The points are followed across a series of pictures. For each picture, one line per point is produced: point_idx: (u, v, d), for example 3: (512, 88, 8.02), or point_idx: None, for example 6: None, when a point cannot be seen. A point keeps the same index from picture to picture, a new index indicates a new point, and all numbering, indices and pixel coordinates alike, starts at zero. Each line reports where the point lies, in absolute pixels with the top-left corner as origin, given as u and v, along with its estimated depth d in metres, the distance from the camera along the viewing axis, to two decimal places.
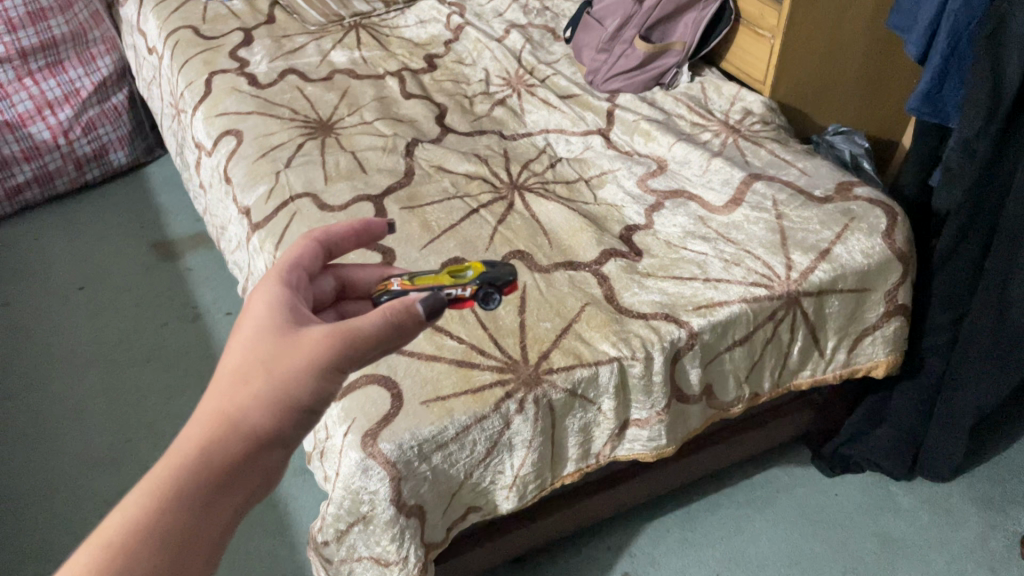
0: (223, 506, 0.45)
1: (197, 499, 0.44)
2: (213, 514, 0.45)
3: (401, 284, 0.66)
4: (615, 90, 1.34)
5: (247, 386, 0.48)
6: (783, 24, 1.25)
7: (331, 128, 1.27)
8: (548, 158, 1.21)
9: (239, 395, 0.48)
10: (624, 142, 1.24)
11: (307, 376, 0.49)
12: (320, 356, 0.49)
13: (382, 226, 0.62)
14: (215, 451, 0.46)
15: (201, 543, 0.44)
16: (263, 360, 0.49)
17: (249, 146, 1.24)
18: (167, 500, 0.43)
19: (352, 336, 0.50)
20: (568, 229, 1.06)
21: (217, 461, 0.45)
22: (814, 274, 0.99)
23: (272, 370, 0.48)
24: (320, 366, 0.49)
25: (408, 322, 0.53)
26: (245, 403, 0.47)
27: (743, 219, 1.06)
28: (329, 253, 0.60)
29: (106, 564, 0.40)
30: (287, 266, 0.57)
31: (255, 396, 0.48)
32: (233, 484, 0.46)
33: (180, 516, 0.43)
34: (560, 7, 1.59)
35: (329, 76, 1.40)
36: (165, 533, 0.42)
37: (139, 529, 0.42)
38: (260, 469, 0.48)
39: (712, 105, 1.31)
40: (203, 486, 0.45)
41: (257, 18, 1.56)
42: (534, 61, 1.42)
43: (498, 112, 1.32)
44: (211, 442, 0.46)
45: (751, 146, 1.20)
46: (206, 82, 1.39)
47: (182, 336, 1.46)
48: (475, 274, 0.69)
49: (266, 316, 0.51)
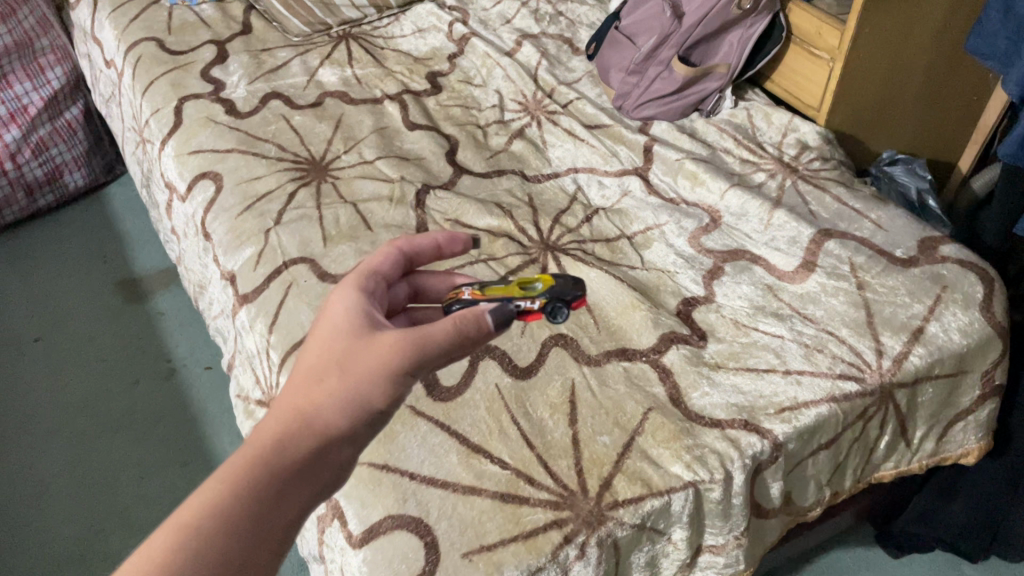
0: (294, 497, 0.48)
1: (270, 488, 0.47)
2: (285, 504, 0.47)
3: (472, 293, 0.66)
4: (648, 118, 1.18)
5: (322, 384, 0.52)
6: (845, 46, 1.09)
7: (325, 169, 1.09)
8: (581, 208, 1.04)
9: (314, 392, 0.51)
10: (665, 186, 1.07)
11: (379, 377, 0.52)
12: (392, 360, 0.52)
13: (464, 238, 0.66)
14: (290, 441, 0.49)
15: (268, 531, 0.46)
16: (337, 360, 0.52)
17: (230, 195, 1.06)
18: (244, 485, 0.46)
19: (423, 342, 0.53)
20: (617, 305, 0.90)
21: (290, 453, 0.49)
22: (910, 361, 0.84)
23: (348, 371, 0.52)
24: (391, 370, 0.52)
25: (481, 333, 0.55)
26: (319, 400, 0.51)
27: (819, 290, 0.91)
28: (411, 262, 0.65)
29: (183, 541, 0.43)
30: (366, 271, 0.61)
31: (331, 394, 0.51)
32: (305, 476, 0.49)
33: (256, 501, 0.46)
34: (575, 13, 1.41)
35: (319, 101, 1.22)
36: (237, 517, 0.45)
37: (216, 510, 0.45)
38: (330, 465, 0.50)
39: (761, 136, 1.15)
40: (277, 476, 0.48)
41: (231, 28, 1.37)
42: (553, 82, 1.25)
43: (517, 146, 1.15)
44: (287, 435, 0.49)
45: (815, 192, 1.04)
46: (175, 109, 1.20)
47: (155, 397, 1.28)
48: (543, 287, 0.66)
49: (342, 321, 0.55)
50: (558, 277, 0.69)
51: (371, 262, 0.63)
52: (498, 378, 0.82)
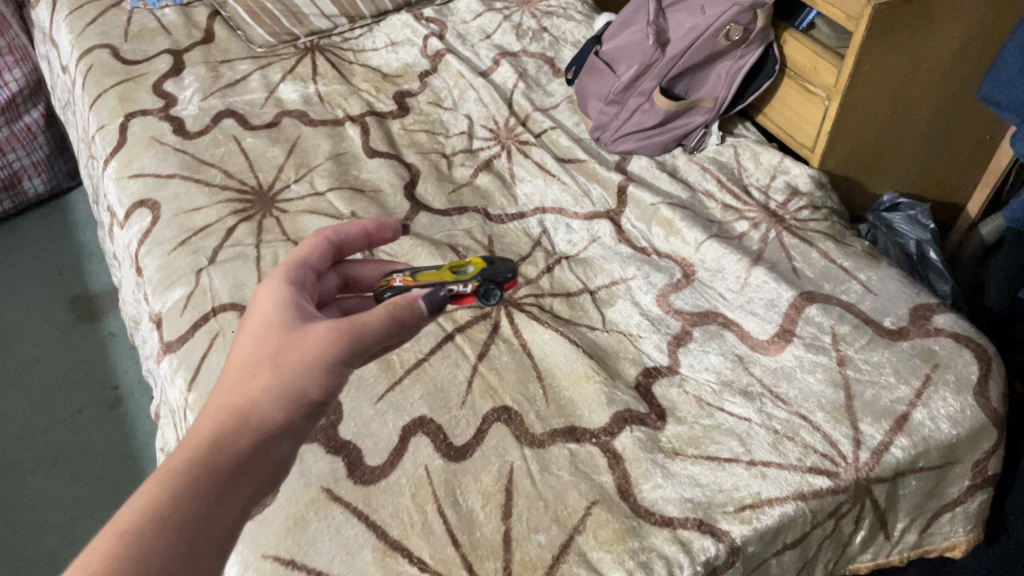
0: (235, 492, 0.49)
1: (210, 486, 0.48)
2: (228, 499, 0.48)
3: (402, 279, 0.64)
4: (628, 152, 1.10)
5: (256, 379, 0.53)
6: (841, 85, 0.99)
7: (272, 201, 1.01)
8: (542, 255, 0.95)
9: (248, 389, 0.52)
10: (637, 233, 0.98)
11: (314, 369, 0.53)
12: (326, 353, 0.53)
13: (393, 223, 0.68)
14: (227, 439, 0.50)
15: (212, 526, 0.47)
16: (270, 355, 0.53)
17: (166, 226, 0.98)
18: (181, 485, 0.47)
19: (355, 332, 0.54)
20: (570, 374, 0.81)
21: (228, 451, 0.50)
22: (891, 453, 0.76)
23: (281, 365, 0.53)
24: (325, 361, 0.53)
25: (413, 319, 0.57)
26: (254, 396, 0.52)
27: (795, 364, 0.82)
28: (340, 249, 0.66)
29: (123, 547, 0.43)
30: (295, 264, 0.62)
31: (265, 390, 0.52)
32: (245, 471, 0.50)
33: (196, 501, 0.47)
34: (560, 29, 1.32)
35: (275, 122, 1.14)
36: (178, 516, 0.46)
37: (154, 514, 0.45)
38: (269, 459, 0.51)
39: (748, 178, 1.06)
40: (215, 473, 0.48)
41: (192, 35, 1.28)
42: (528, 108, 1.17)
43: (482, 180, 1.07)
44: (223, 433, 0.50)
45: (802, 246, 0.95)
46: (121, 126, 1.12)
47: (97, 429, 1.21)
48: (476, 269, 0.64)
49: (273, 316, 0.56)
50: (490, 258, 0.67)
51: (297, 252, 0.63)
52: (428, 458, 0.74)
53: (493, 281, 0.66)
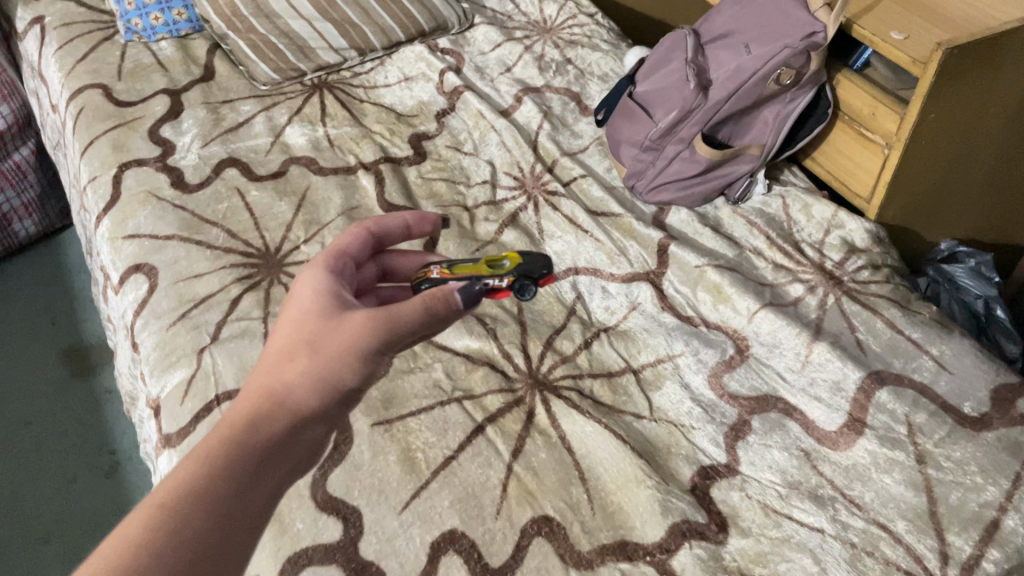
0: (270, 471, 0.49)
1: (247, 462, 0.48)
2: (264, 476, 0.49)
3: (440, 272, 0.64)
4: (665, 202, 1.01)
5: (294, 363, 0.53)
6: (903, 134, 0.90)
7: (280, 265, 0.93)
8: (578, 328, 0.86)
9: (285, 373, 0.53)
10: (682, 299, 0.89)
11: (349, 355, 0.53)
12: (361, 340, 0.54)
13: (431, 217, 0.72)
14: (266, 417, 0.51)
15: (251, 501, 0.47)
16: (307, 342, 0.54)
17: (164, 296, 0.89)
18: (219, 458, 0.47)
19: (390, 323, 0.55)
20: (617, 474, 0.72)
21: (265, 430, 0.50)
22: (982, 569, 0.66)
23: (318, 352, 0.54)
24: (360, 348, 0.54)
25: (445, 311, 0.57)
26: (291, 379, 0.53)
27: (868, 462, 0.74)
28: (381, 240, 0.69)
29: (161, 517, 0.44)
30: (336, 255, 0.64)
31: (302, 374, 0.53)
32: (281, 450, 0.50)
33: (234, 475, 0.47)
34: (586, 60, 1.23)
35: (282, 171, 1.05)
36: (215, 487, 0.46)
37: (191, 487, 0.46)
38: (304, 442, 0.52)
39: (799, 232, 0.97)
40: (255, 449, 0.49)
41: (191, 72, 1.19)
42: (555, 152, 1.08)
43: (509, 236, 0.98)
44: (260, 413, 0.51)
45: (865, 314, 0.86)
46: (114, 179, 1.03)
47: (92, 500, 1.12)
48: (512, 265, 0.64)
49: (312, 305, 0.56)
50: (527, 255, 0.67)
51: (338, 243, 0.65)
52: None
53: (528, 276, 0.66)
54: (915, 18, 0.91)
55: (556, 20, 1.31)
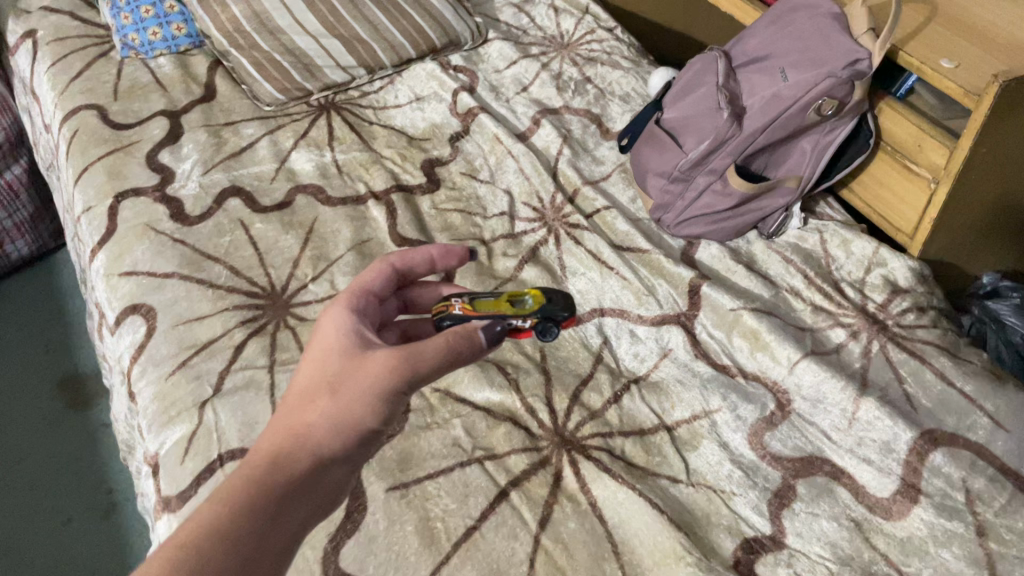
0: (289, 513, 0.51)
1: (266, 507, 0.50)
2: (283, 520, 0.50)
3: (461, 307, 0.63)
4: (695, 236, 0.96)
5: (315, 404, 0.54)
6: (953, 169, 0.84)
7: (286, 306, 0.87)
8: (607, 378, 0.80)
9: (307, 413, 0.54)
10: (716, 346, 0.84)
11: (371, 398, 0.54)
12: (383, 382, 0.54)
13: (459, 252, 0.68)
14: (287, 460, 0.52)
15: (268, 546, 0.49)
16: (329, 381, 0.55)
17: (162, 341, 0.84)
18: (238, 503, 0.49)
19: (413, 361, 0.54)
20: (654, 548, 0.67)
21: (284, 472, 0.52)
22: None
23: (340, 392, 0.54)
24: (382, 390, 0.54)
25: (468, 350, 0.56)
26: (312, 420, 0.54)
27: (925, 535, 0.68)
28: (404, 276, 0.67)
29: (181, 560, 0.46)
30: (357, 294, 0.63)
31: (323, 414, 0.54)
32: (300, 493, 0.52)
33: (253, 519, 0.49)
34: (606, 78, 1.17)
35: (288, 201, 0.99)
36: (234, 531, 0.48)
37: (210, 530, 0.47)
38: (323, 484, 0.53)
39: (838, 270, 0.91)
40: (274, 493, 0.50)
41: (191, 92, 1.13)
42: (577, 181, 1.02)
43: (529, 273, 0.92)
44: (281, 455, 0.52)
45: (913, 363, 0.81)
46: (110, 209, 0.97)
47: (88, 544, 1.06)
48: (536, 305, 0.63)
49: (335, 342, 0.57)
50: (551, 291, 0.66)
51: (362, 279, 0.65)
52: None
53: (551, 317, 0.64)
54: (966, 46, 0.85)
55: (573, 35, 1.25)
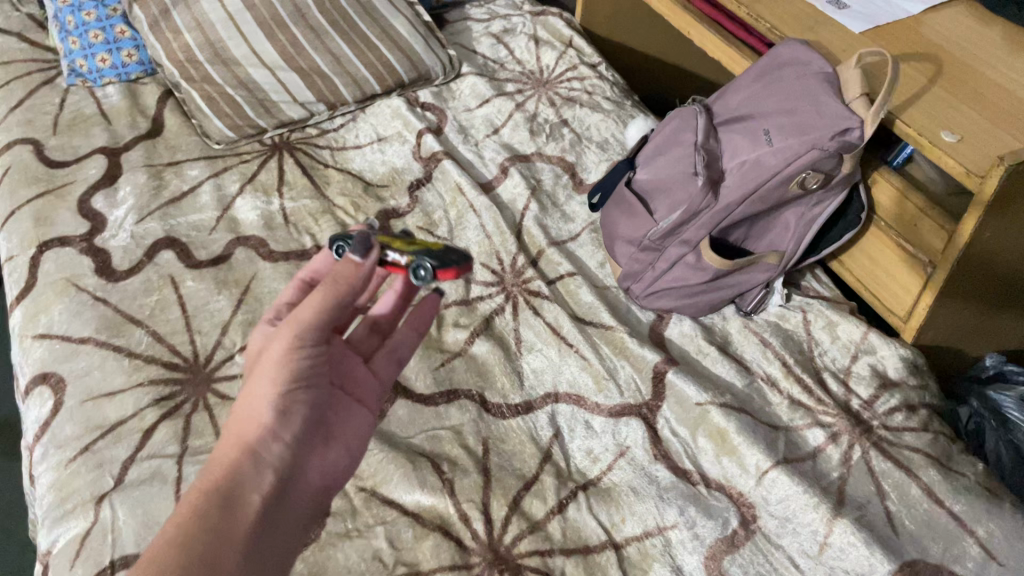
0: (234, 495, 0.51)
1: (208, 499, 0.51)
2: (230, 502, 0.51)
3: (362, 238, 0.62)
4: (665, 310, 0.87)
5: (242, 402, 0.56)
6: (949, 257, 0.75)
7: (208, 381, 0.79)
8: (553, 482, 0.72)
9: (236, 414, 0.56)
10: (679, 446, 0.75)
11: (276, 369, 0.56)
12: (286, 352, 0.56)
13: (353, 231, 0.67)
14: (226, 458, 0.54)
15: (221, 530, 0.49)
16: (246, 382, 0.57)
17: (68, 420, 0.76)
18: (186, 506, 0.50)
19: (295, 321, 0.56)
20: None
21: (222, 466, 0.53)
22: None
23: (253, 383, 0.56)
24: (282, 361, 0.56)
25: (352, 275, 0.56)
26: (240, 417, 0.55)
27: None
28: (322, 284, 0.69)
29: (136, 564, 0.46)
30: (271, 314, 0.65)
31: (247, 409, 0.55)
32: (241, 476, 0.52)
33: (201, 511, 0.50)
34: (584, 122, 1.09)
35: (225, 255, 0.92)
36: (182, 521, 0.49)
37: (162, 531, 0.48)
38: (266, 466, 0.54)
39: (821, 357, 0.83)
40: (216, 486, 0.52)
41: (136, 126, 1.06)
42: (541, 242, 0.94)
43: (480, 347, 0.84)
44: (222, 457, 0.54)
45: (897, 475, 0.72)
46: (31, 261, 0.89)
47: None
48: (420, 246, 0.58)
49: (251, 357, 0.60)
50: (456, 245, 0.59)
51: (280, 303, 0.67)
52: None
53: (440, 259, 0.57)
54: (970, 120, 0.75)
55: (553, 70, 1.17)
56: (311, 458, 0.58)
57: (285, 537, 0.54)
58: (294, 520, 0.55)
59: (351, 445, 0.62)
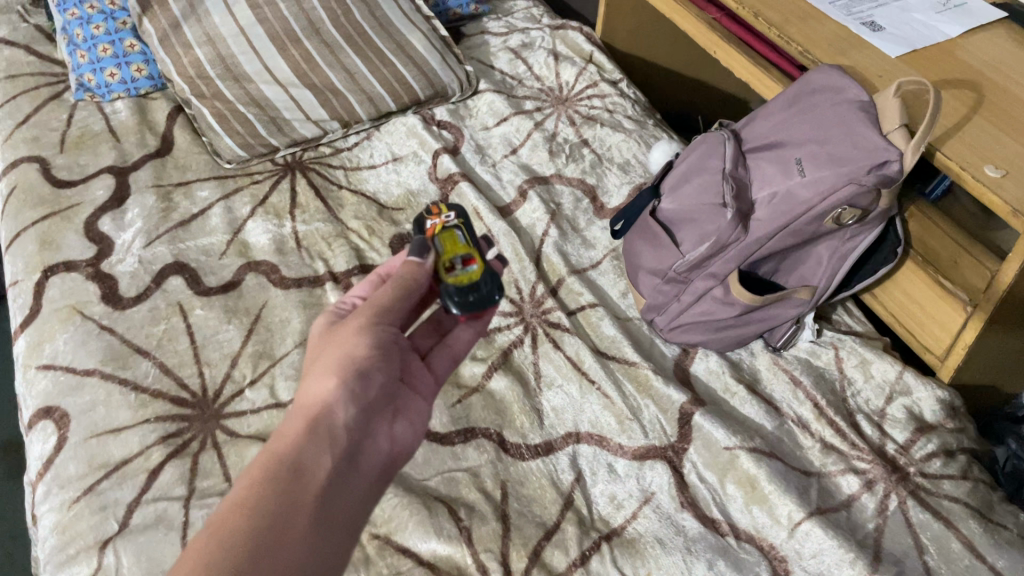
0: (309, 457, 0.47)
1: (282, 463, 0.46)
2: (304, 466, 0.47)
3: (431, 225, 0.65)
4: (691, 344, 0.84)
5: (312, 372, 0.53)
6: (992, 299, 0.71)
7: (216, 417, 0.76)
8: (575, 531, 0.69)
9: (305, 384, 0.52)
10: (707, 493, 0.72)
11: (355, 339, 0.54)
12: (359, 325, 0.55)
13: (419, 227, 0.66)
14: (300, 423, 0.49)
15: (298, 494, 0.45)
16: (316, 358, 0.54)
17: (71, 457, 0.73)
18: (260, 472, 0.46)
19: (376, 302, 0.56)
20: None
21: (293, 431, 0.49)
22: None
23: (326, 355, 0.53)
24: (363, 332, 0.54)
25: (414, 273, 0.58)
26: (311, 385, 0.52)
27: None
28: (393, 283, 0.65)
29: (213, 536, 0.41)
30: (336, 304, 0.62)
31: (317, 376, 0.52)
32: (316, 437, 0.48)
33: (275, 476, 0.45)
34: (605, 142, 1.05)
35: (236, 281, 0.89)
36: (258, 488, 0.44)
37: (238, 500, 0.44)
38: (340, 429, 0.50)
39: (855, 397, 0.80)
40: (289, 449, 0.47)
41: (145, 145, 1.03)
42: (561, 270, 0.91)
43: (498, 382, 0.80)
44: (293, 422, 0.50)
45: (937, 527, 0.69)
46: (36, 287, 0.87)
47: None
48: (456, 277, 0.61)
49: (317, 338, 0.57)
50: (490, 282, 0.62)
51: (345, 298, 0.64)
52: None
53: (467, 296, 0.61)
54: (1014, 153, 0.72)
55: (572, 87, 1.14)
56: (386, 427, 0.53)
57: (360, 506, 0.48)
58: (368, 490, 0.50)
59: (423, 419, 0.57)
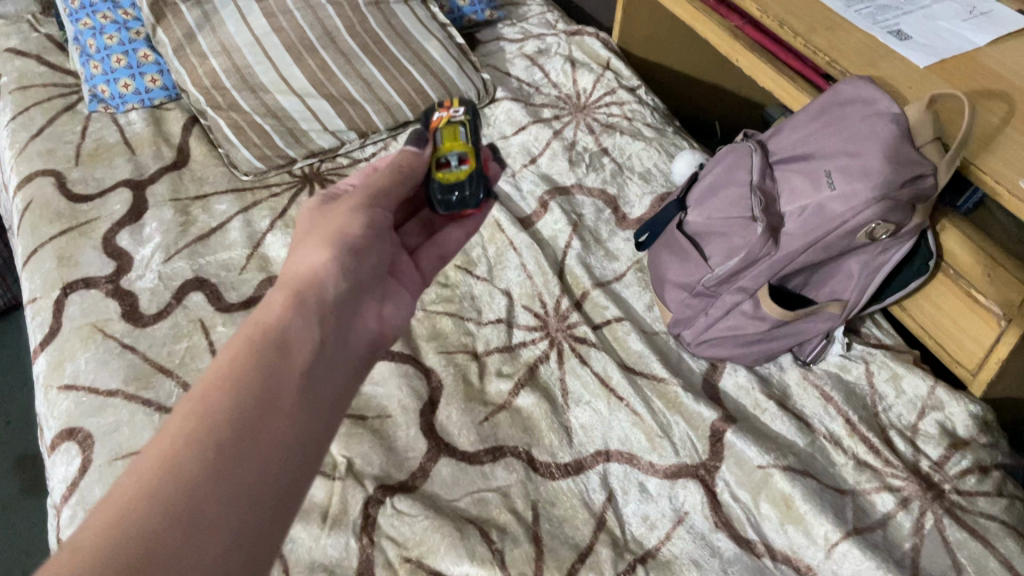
0: (303, 323, 0.50)
1: (277, 323, 0.49)
2: (299, 328, 0.50)
3: (438, 117, 0.69)
4: (719, 358, 0.83)
5: (304, 249, 0.57)
6: None
7: None
8: (609, 553, 0.68)
9: (297, 258, 0.56)
10: (741, 512, 0.71)
11: (349, 219, 0.59)
12: (354, 209, 0.60)
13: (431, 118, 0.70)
14: (293, 291, 0.53)
15: (293, 352, 0.48)
16: (308, 236, 0.58)
17: (96, 481, 0.72)
18: (256, 330, 0.48)
19: (372, 191, 0.62)
20: None
21: (287, 299, 0.52)
22: None
23: (322, 234, 0.57)
24: (357, 218, 0.59)
25: (411, 159, 0.65)
26: (303, 261, 0.55)
27: None
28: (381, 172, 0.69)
29: (218, 382, 0.43)
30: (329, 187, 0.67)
31: (310, 252, 0.56)
32: (309, 304, 0.52)
33: (271, 336, 0.48)
34: (625, 151, 1.04)
35: (257, 297, 0.88)
36: (255, 343, 0.47)
37: (237, 352, 0.46)
38: (331, 306, 0.53)
39: (886, 412, 0.79)
40: (283, 313, 0.50)
41: (161, 158, 1.02)
42: (585, 283, 0.90)
43: (525, 398, 0.79)
44: (285, 291, 0.53)
45: (974, 546, 0.68)
46: (55, 304, 0.86)
47: None
48: (445, 175, 0.65)
49: (305, 222, 0.60)
50: (476, 186, 0.66)
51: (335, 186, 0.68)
52: None
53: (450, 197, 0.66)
54: None
55: (590, 94, 1.13)
56: (371, 306, 0.59)
57: (346, 378, 0.52)
58: (353, 363, 0.54)
59: (398, 312, 0.62)
